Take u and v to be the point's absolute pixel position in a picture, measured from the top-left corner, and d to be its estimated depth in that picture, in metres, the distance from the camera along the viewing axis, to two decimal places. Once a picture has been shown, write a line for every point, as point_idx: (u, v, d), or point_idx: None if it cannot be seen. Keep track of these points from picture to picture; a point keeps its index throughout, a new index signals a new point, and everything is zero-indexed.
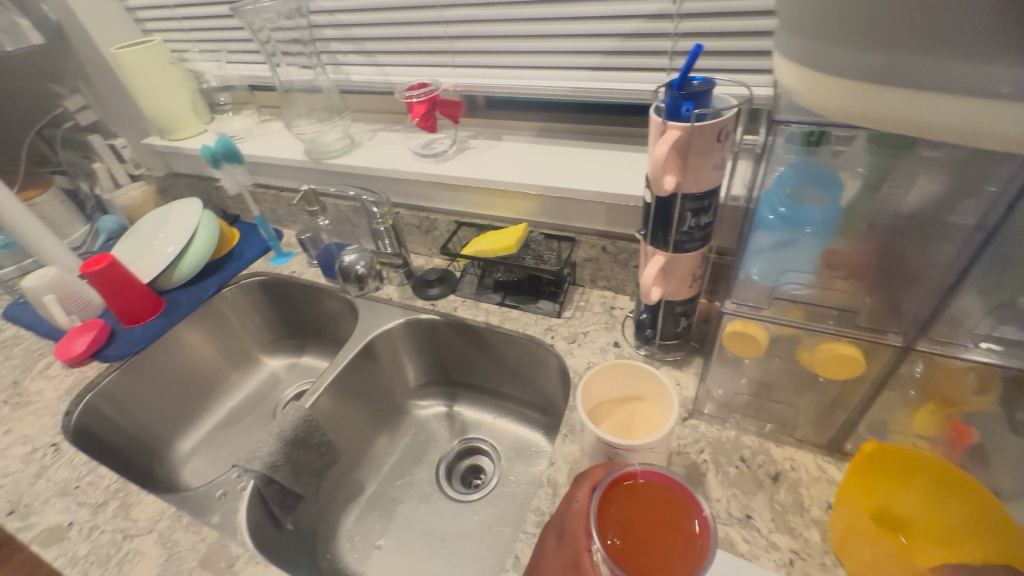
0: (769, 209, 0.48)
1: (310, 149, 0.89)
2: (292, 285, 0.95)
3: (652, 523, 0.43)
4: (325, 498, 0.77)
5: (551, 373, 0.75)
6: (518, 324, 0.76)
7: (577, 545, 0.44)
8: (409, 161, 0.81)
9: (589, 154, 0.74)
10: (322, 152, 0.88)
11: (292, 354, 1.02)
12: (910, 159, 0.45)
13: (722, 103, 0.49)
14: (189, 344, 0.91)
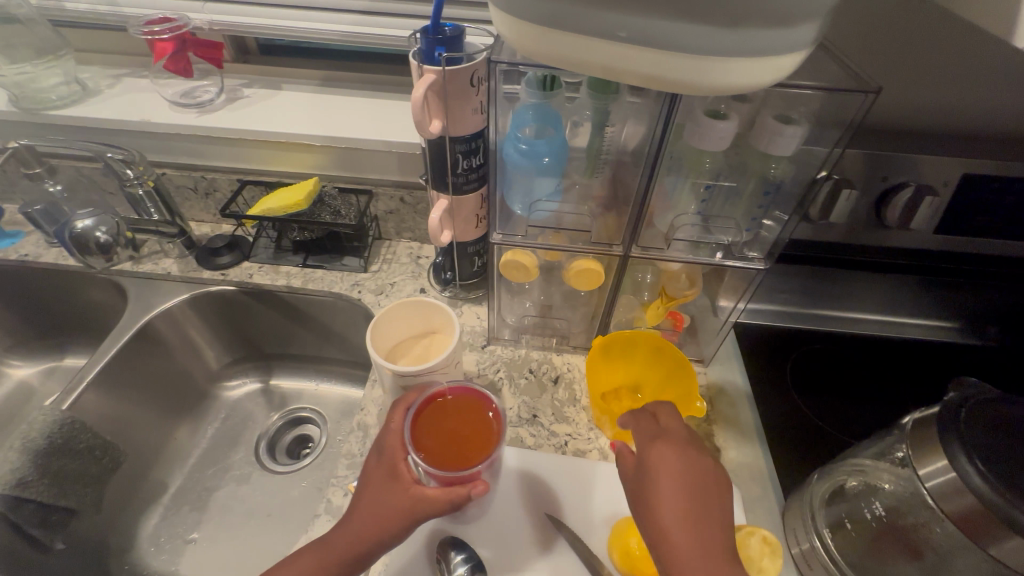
0: (514, 146, 0.54)
1: (22, 98, 0.71)
2: (28, 273, 0.77)
3: (458, 428, 0.50)
4: (114, 506, 0.67)
5: (364, 328, 0.76)
6: (323, 284, 0.75)
7: (393, 457, 0.47)
8: (167, 111, 0.71)
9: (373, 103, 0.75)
10: (43, 101, 0.71)
11: (45, 357, 0.84)
12: (618, 102, 0.55)
13: (476, 50, 0.54)
14: None
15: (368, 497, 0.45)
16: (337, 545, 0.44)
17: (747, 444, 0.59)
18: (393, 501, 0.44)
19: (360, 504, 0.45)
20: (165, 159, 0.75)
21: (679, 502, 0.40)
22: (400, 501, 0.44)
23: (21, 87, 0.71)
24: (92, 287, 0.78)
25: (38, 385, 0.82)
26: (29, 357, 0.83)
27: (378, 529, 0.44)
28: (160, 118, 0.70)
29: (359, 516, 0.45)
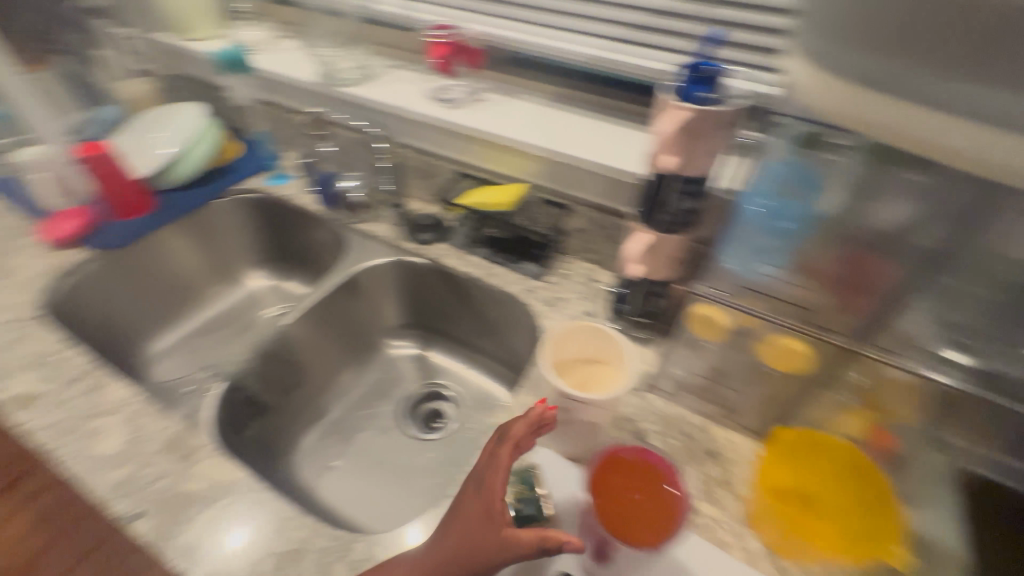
0: (752, 204, 0.57)
1: (324, 74, 0.88)
2: (286, 209, 0.96)
3: (636, 497, 0.48)
4: (287, 415, 0.79)
5: (523, 332, 0.78)
6: (499, 280, 0.78)
7: (487, 498, 0.45)
8: (421, 103, 0.83)
9: (598, 126, 0.77)
10: (337, 79, 0.87)
11: (274, 276, 1.05)
12: None
13: (730, 94, 0.52)
14: (171, 251, 0.92)
15: (451, 527, 0.45)
16: (416, 566, 0.44)
17: None
18: (473, 534, 0.43)
19: (444, 530, 0.45)
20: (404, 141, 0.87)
21: None
22: (485, 542, 0.43)
23: (325, 65, 0.88)
24: (322, 232, 0.94)
25: (265, 298, 1.03)
26: (269, 272, 1.06)
27: (457, 563, 0.43)
28: (416, 107, 0.82)
29: (439, 542, 0.44)
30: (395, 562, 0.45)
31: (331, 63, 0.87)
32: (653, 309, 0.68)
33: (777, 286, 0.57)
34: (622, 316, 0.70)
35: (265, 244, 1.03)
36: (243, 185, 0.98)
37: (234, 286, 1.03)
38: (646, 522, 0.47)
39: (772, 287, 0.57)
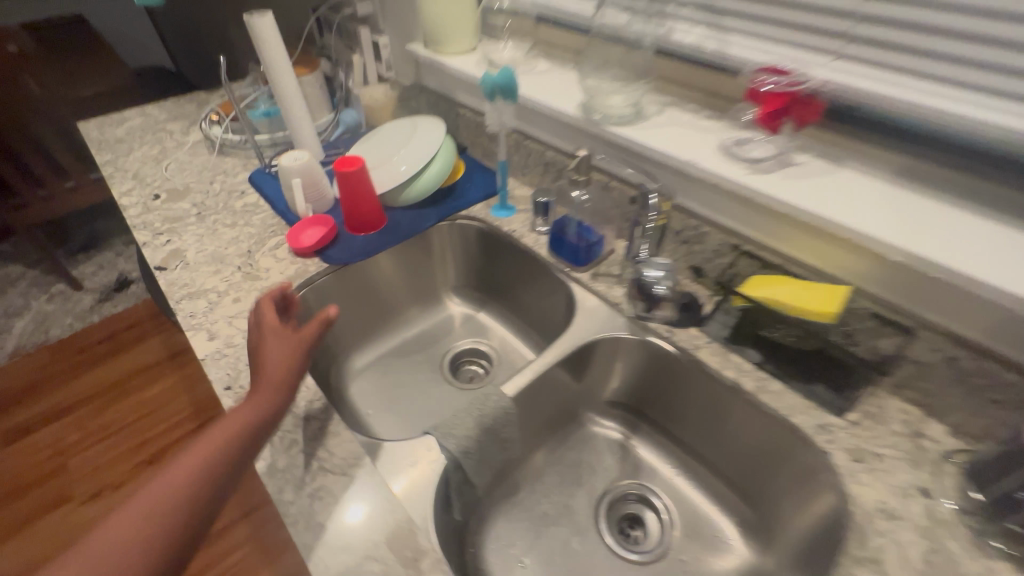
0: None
1: (589, 106, 0.76)
2: (504, 244, 0.88)
3: None
4: (482, 487, 0.71)
5: (798, 478, 0.58)
6: (779, 401, 0.60)
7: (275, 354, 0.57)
8: (715, 155, 0.65)
9: (992, 228, 0.52)
10: (604, 115, 0.74)
11: (472, 304, 1.00)
12: None
13: None
14: (384, 270, 0.89)
15: (260, 391, 0.54)
16: (236, 432, 0.50)
17: None
18: (271, 386, 0.54)
19: (259, 395, 0.53)
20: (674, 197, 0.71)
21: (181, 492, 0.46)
22: (273, 389, 0.54)
23: (593, 97, 0.76)
24: (541, 279, 0.85)
25: (457, 328, 0.98)
26: (466, 300, 1.01)
27: (251, 410, 0.52)
28: (706, 160, 0.65)
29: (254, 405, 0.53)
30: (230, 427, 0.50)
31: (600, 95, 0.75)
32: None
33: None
34: (994, 517, 0.47)
35: (471, 272, 0.99)
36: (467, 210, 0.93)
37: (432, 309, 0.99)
38: None
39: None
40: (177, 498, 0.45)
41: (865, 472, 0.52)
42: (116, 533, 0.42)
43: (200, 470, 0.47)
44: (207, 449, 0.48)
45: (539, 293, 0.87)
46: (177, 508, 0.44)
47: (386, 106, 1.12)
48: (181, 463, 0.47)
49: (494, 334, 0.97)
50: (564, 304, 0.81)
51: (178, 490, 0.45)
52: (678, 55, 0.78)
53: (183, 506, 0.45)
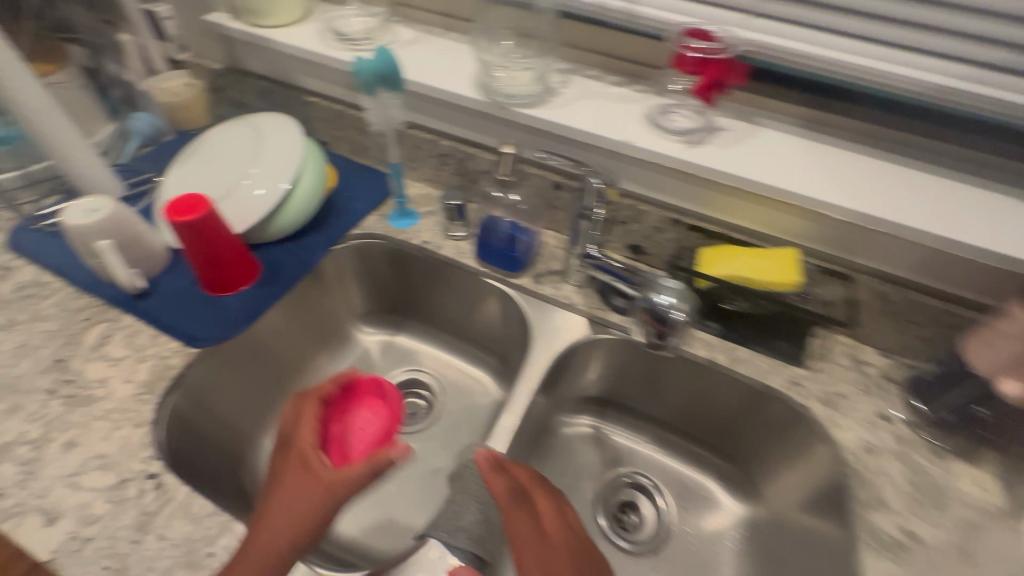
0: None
1: (482, 87, 0.65)
2: (419, 260, 0.74)
3: None
4: None
5: (777, 431, 0.61)
6: (747, 366, 0.61)
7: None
8: (642, 130, 0.61)
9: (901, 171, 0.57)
10: (502, 95, 0.64)
11: (387, 328, 0.82)
12: None
13: None
14: (267, 333, 0.67)
15: (278, 529, 0.44)
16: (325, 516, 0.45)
17: None
18: (299, 452, 0.48)
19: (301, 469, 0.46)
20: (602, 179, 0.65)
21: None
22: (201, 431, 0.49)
23: (489, 75, 0.65)
24: (474, 292, 0.73)
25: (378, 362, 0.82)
26: (377, 327, 0.83)
27: (299, 501, 0.45)
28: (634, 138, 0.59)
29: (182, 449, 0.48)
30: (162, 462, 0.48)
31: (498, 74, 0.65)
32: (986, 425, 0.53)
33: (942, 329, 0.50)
34: (940, 423, 0.55)
35: (378, 294, 0.80)
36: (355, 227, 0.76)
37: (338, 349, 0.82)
38: None
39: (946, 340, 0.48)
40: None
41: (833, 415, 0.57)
42: None
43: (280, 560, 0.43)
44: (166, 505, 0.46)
45: (470, 304, 0.75)
46: None
47: (197, 104, 0.84)
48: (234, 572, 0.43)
49: (424, 357, 0.82)
50: (512, 315, 0.71)
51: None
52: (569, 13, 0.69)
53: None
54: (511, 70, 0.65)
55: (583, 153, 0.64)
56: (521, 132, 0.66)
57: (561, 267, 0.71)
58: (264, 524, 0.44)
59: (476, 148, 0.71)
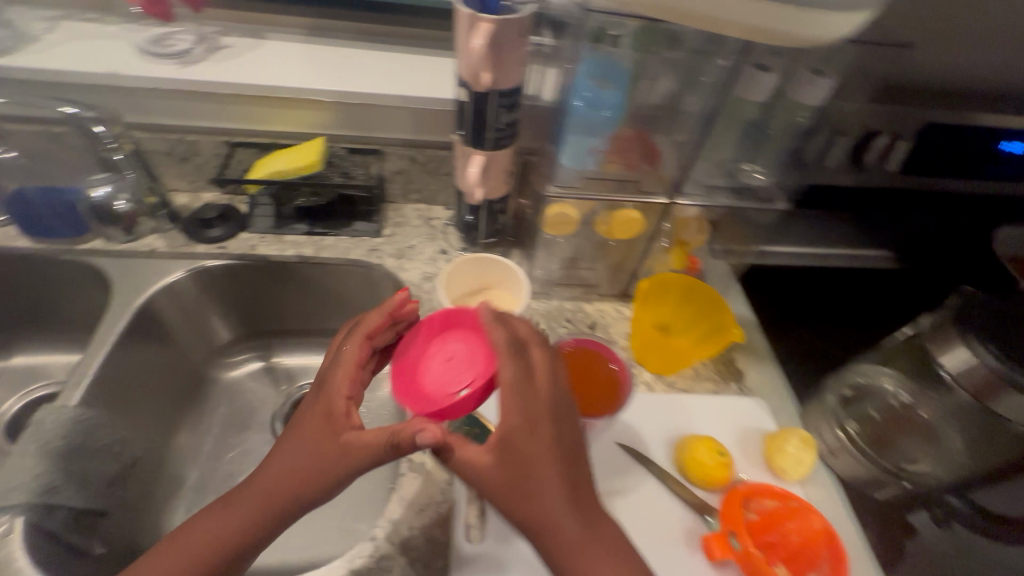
0: (577, 97, 0.54)
1: (277, 75, 0.69)
2: (276, 266, 0.73)
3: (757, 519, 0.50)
4: None
5: (594, 302, 0.74)
6: (553, 262, 0.73)
7: (330, 399, 0.43)
8: (414, 87, 0.70)
9: None
10: (297, 80, 0.69)
11: (253, 349, 0.83)
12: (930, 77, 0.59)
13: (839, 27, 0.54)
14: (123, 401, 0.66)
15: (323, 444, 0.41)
16: (579, 469, 0.40)
17: (761, 371, 0.67)
18: (543, 410, 0.39)
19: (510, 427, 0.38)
20: (406, 138, 0.75)
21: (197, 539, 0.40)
22: (298, 442, 0.42)
23: (271, 67, 0.70)
24: (340, 279, 0.75)
25: (259, 386, 0.81)
26: (249, 353, 0.83)
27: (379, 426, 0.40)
28: (418, 91, 0.70)
29: (286, 461, 0.41)
30: (242, 504, 0.41)
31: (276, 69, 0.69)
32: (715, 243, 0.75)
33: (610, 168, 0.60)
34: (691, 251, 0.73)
35: (241, 317, 0.79)
36: (193, 248, 0.73)
37: (211, 385, 0.79)
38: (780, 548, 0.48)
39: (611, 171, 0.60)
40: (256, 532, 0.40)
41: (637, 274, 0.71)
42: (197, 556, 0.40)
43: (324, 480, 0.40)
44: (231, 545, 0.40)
45: (324, 298, 0.79)
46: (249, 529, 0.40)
47: None
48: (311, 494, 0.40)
49: (309, 368, 0.84)
50: (380, 288, 0.74)
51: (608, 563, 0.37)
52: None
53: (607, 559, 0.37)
54: (302, 58, 0.72)
55: (383, 118, 0.72)
56: (326, 112, 0.72)
57: (400, 233, 0.78)
58: (529, 493, 0.38)
59: (288, 140, 0.74)
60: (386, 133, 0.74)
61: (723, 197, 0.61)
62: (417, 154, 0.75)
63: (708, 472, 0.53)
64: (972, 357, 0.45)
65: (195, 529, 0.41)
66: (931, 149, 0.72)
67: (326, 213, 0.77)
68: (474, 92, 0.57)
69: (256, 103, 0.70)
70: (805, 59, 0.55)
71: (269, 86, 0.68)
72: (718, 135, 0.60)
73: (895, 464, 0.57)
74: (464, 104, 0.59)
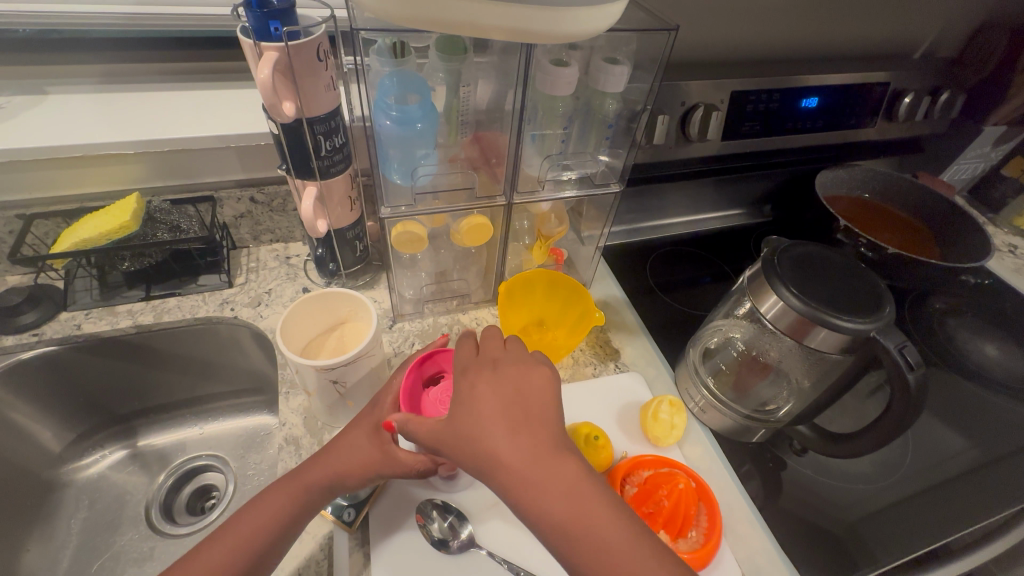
0: (382, 116, 0.54)
1: (64, 132, 0.61)
2: (111, 340, 0.67)
3: (636, 493, 0.53)
4: None
5: (469, 311, 0.74)
6: (419, 279, 0.72)
7: (380, 414, 0.49)
8: (229, 125, 0.65)
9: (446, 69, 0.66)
10: (90, 135, 0.61)
11: (111, 436, 0.75)
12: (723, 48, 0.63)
13: (626, 18, 0.57)
14: None
15: (350, 453, 0.47)
16: (528, 407, 0.40)
17: (632, 346, 0.70)
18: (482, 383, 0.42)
19: (474, 377, 0.42)
20: (240, 178, 0.70)
21: (218, 557, 0.42)
22: (342, 445, 0.48)
23: (47, 125, 0.61)
24: (193, 341, 0.70)
25: (127, 475, 0.73)
26: (107, 443, 0.75)
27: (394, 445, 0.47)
28: (234, 128, 0.65)
29: (343, 454, 0.47)
30: (289, 491, 0.46)
31: (55, 127, 0.61)
32: (578, 231, 0.78)
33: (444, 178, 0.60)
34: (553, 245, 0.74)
35: (84, 409, 0.72)
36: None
37: (64, 488, 0.70)
38: (665, 519, 0.50)
39: (449, 182, 0.60)
40: (264, 534, 0.44)
41: (502, 275, 0.72)
42: (222, 558, 0.42)
43: (327, 480, 0.46)
44: (281, 521, 0.45)
45: (182, 365, 0.73)
46: (265, 535, 0.44)
47: None
48: (306, 497, 0.46)
49: (184, 443, 0.77)
50: (238, 340, 0.71)
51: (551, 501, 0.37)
52: (113, 41, 0.67)
53: (555, 485, 0.37)
54: (96, 109, 0.64)
55: (206, 161, 0.67)
56: (136, 164, 0.64)
57: (255, 279, 0.72)
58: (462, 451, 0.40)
59: (99, 202, 0.66)
60: (214, 179, 0.69)
61: (566, 187, 0.64)
62: (256, 193, 0.71)
63: (588, 459, 0.54)
64: (780, 300, 0.49)
65: (245, 522, 0.44)
66: (738, 116, 0.80)
67: (162, 274, 0.69)
68: (282, 124, 0.53)
69: (45, 166, 0.61)
70: (603, 49, 0.58)
71: (54, 147, 0.59)
72: (542, 132, 0.61)
73: (756, 409, 0.60)
74: (279, 137, 0.56)
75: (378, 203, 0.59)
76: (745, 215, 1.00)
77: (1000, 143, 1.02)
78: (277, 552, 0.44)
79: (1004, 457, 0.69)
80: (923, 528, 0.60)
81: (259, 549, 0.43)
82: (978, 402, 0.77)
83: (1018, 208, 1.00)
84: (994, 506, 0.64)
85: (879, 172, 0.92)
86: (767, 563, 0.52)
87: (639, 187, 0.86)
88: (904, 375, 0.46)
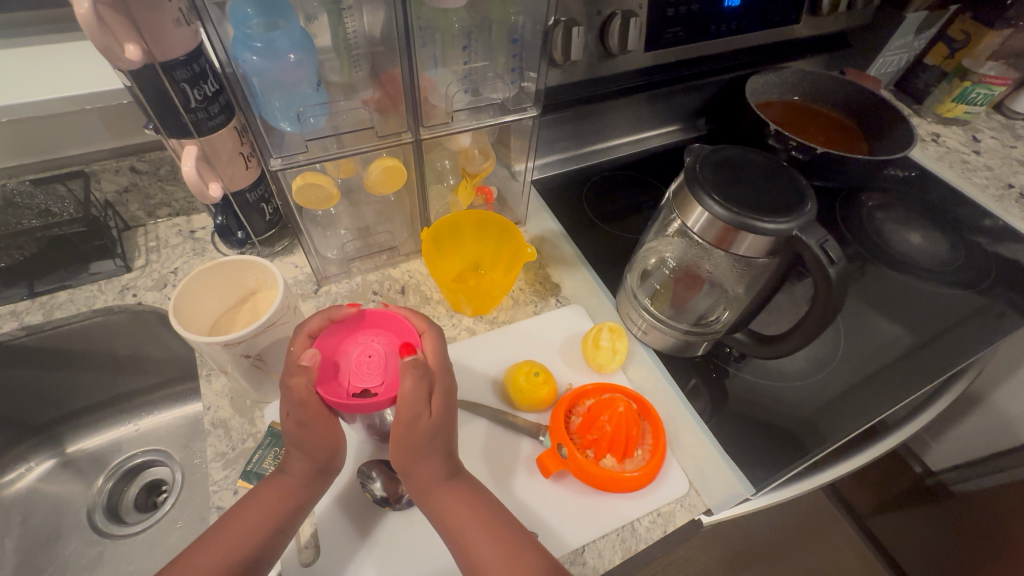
0: (246, 50, 0.46)
1: None
2: (0, 347, 0.60)
3: (578, 421, 0.53)
4: None
5: (401, 264, 0.69)
6: (341, 235, 0.67)
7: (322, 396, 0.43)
8: (73, 84, 0.56)
9: None
10: None
11: (31, 446, 0.70)
12: None
13: None
14: None
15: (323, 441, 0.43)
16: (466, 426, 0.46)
17: (570, 275, 0.70)
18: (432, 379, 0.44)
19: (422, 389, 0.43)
20: (113, 146, 0.62)
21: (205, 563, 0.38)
22: (324, 426, 0.42)
23: None
24: (98, 334, 0.64)
25: (61, 484, 0.69)
26: (31, 455, 0.70)
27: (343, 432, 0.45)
28: (81, 86, 0.56)
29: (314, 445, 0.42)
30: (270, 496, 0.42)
31: None
32: (507, 166, 0.73)
33: (344, 118, 0.54)
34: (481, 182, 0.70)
35: None
36: None
37: None
38: (609, 442, 0.50)
39: (348, 124, 0.54)
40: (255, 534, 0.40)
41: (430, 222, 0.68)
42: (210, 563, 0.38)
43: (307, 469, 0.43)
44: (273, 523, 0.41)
45: (89, 362, 0.67)
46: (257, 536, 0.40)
47: None
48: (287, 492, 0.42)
49: (120, 442, 0.72)
50: (150, 328, 0.65)
51: (474, 518, 0.42)
52: None
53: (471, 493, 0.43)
54: None
55: (61, 130, 0.58)
56: None
57: (157, 258, 0.65)
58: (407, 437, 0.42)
59: None
60: (79, 151, 0.61)
61: (480, 117, 0.59)
62: (136, 162, 0.63)
63: (528, 395, 0.53)
64: (705, 211, 0.48)
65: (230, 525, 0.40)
66: (659, 22, 0.75)
67: (45, 266, 0.61)
68: (129, 71, 0.45)
69: None
70: None
71: None
72: (442, 55, 0.56)
73: (695, 323, 0.60)
74: (135, 90, 0.48)
75: (267, 154, 0.52)
76: (680, 131, 0.97)
77: (922, 30, 1.01)
78: (273, 553, 0.41)
79: (930, 335, 0.73)
80: (858, 412, 0.63)
81: (256, 549, 0.40)
82: (908, 287, 0.80)
83: (940, 96, 1.02)
84: (923, 381, 0.68)
85: (808, 72, 0.91)
86: (711, 468, 0.53)
87: (567, 113, 0.82)
88: (826, 270, 0.45)
